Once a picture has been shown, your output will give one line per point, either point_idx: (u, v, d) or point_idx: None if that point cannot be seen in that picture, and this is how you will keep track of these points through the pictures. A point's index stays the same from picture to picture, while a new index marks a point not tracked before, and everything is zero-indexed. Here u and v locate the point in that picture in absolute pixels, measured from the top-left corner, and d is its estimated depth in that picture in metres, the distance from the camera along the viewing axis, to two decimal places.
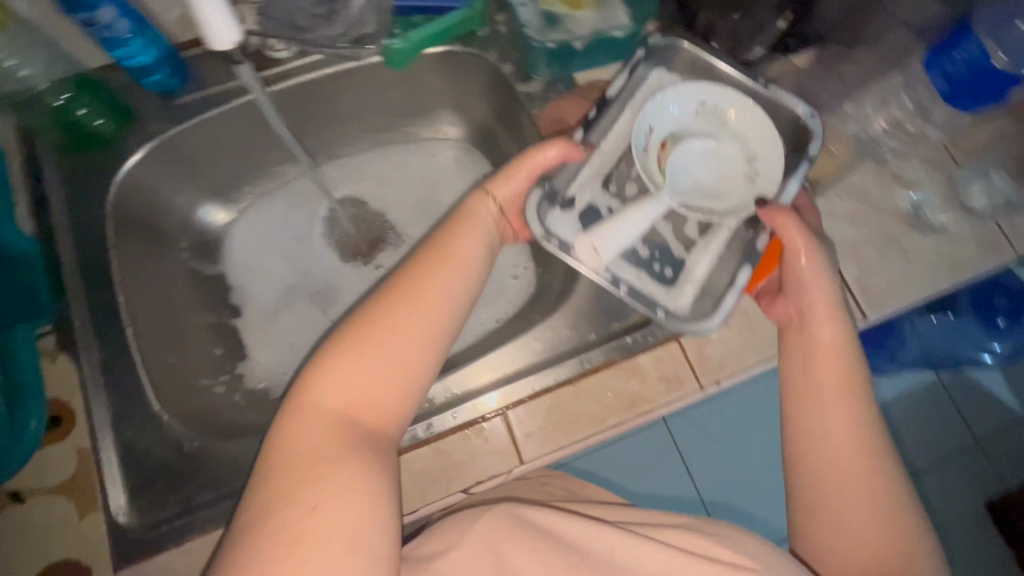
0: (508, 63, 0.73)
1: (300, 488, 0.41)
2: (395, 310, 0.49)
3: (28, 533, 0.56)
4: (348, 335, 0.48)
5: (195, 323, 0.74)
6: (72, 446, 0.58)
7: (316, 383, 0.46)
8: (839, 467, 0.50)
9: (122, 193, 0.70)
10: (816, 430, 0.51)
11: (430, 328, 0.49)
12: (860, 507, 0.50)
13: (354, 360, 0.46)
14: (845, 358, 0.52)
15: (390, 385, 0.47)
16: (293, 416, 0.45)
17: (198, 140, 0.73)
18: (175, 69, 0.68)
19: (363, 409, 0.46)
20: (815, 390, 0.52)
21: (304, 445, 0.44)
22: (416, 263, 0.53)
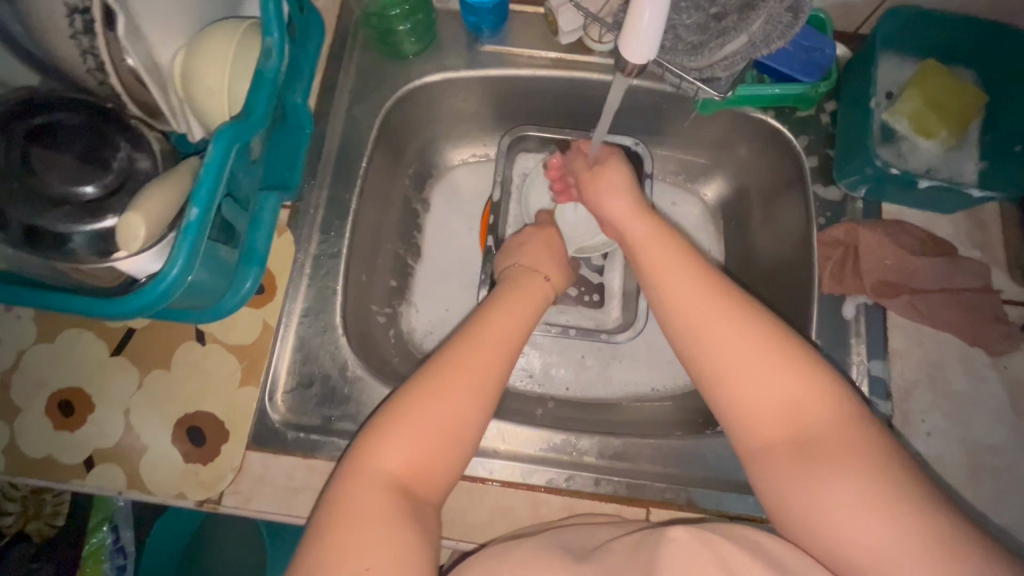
0: (814, 157, 0.66)
1: (351, 546, 0.39)
2: (463, 361, 0.47)
3: (193, 373, 0.59)
4: (419, 385, 0.45)
5: (388, 250, 0.74)
6: (260, 317, 0.61)
7: (374, 442, 0.43)
8: (742, 368, 0.44)
9: (395, 108, 0.71)
10: (696, 326, 0.47)
11: (486, 387, 0.47)
12: (778, 421, 0.43)
13: (412, 429, 0.44)
14: (676, 247, 0.52)
15: (447, 440, 0.44)
16: (346, 479, 0.42)
17: (476, 88, 0.73)
18: (499, 20, 0.68)
19: (415, 475, 0.43)
20: (683, 311, 0.48)
21: (368, 477, 0.42)
22: (471, 321, 0.51)
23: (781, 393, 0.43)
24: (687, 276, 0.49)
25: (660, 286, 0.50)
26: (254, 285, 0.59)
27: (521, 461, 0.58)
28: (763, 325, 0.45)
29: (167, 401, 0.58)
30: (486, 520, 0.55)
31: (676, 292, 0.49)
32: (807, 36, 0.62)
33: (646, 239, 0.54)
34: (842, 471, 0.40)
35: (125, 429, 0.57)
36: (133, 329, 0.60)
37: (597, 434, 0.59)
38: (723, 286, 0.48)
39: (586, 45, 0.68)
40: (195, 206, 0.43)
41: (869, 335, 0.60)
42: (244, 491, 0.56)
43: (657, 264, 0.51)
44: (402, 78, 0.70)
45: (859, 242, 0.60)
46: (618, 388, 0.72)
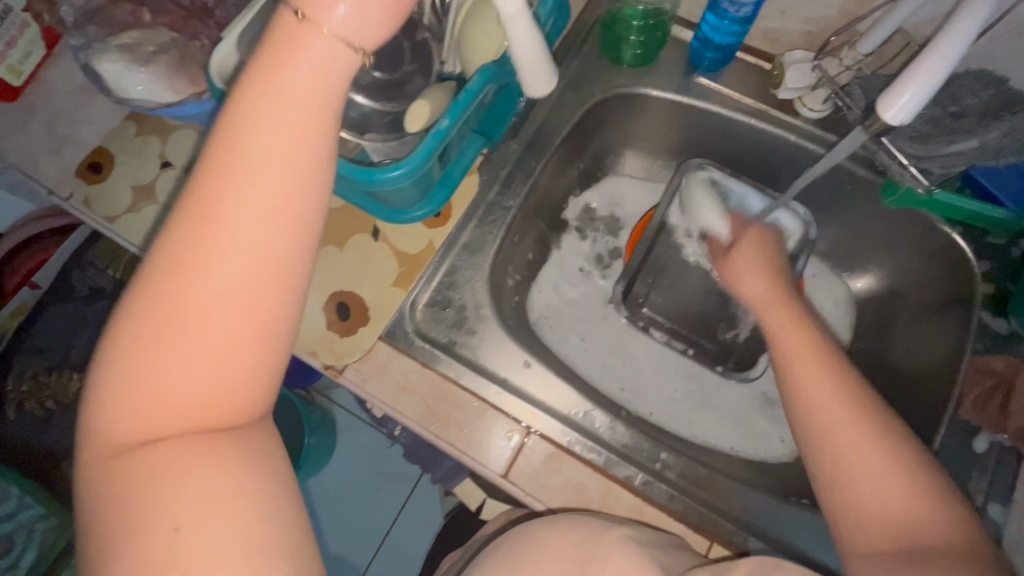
0: (989, 286, 0.65)
1: (140, 504, 0.33)
2: (226, 225, 0.33)
3: (360, 260, 0.66)
4: (158, 296, 0.34)
5: (541, 225, 0.80)
6: (428, 237, 0.67)
7: (100, 417, 0.35)
8: (851, 467, 0.47)
9: (597, 107, 0.77)
10: (825, 413, 0.50)
11: (272, 257, 0.35)
12: (894, 535, 0.44)
13: (170, 349, 0.34)
14: (808, 346, 0.55)
15: (248, 330, 0.34)
16: (94, 469, 0.35)
17: (674, 113, 0.78)
18: (723, 60, 0.73)
19: (174, 391, 0.34)
20: (809, 404, 0.51)
21: (126, 459, 0.34)
22: (201, 185, 0.34)
23: (881, 489, 0.45)
24: (811, 364, 0.53)
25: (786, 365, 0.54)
26: (439, 205, 0.66)
27: (607, 450, 0.60)
28: (889, 442, 0.47)
29: (331, 274, 0.66)
30: (560, 488, 0.58)
31: (803, 386, 0.52)
32: None
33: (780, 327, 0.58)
34: None
35: None
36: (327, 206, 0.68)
37: (681, 455, 0.61)
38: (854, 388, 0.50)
39: (794, 107, 0.71)
40: (448, 117, 0.51)
41: (996, 474, 0.58)
42: (364, 371, 0.62)
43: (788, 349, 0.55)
44: (614, 84, 0.77)
45: (1015, 380, 0.59)
46: (703, 428, 0.75)
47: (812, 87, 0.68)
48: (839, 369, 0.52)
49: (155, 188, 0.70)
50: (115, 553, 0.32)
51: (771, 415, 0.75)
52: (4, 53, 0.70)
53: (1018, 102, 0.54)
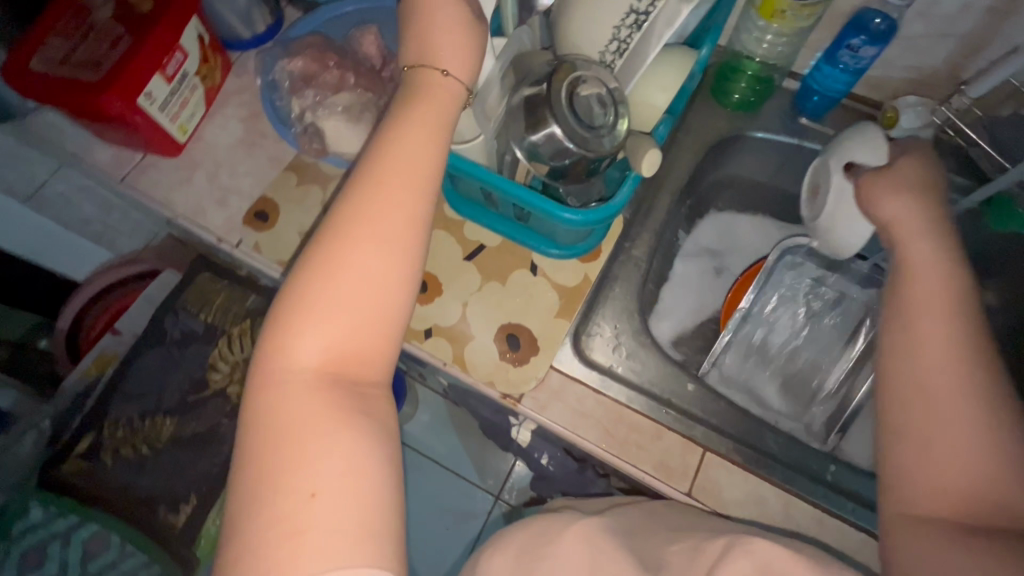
0: None
1: (295, 451, 0.39)
2: (358, 258, 0.43)
3: (524, 295, 0.71)
4: (316, 269, 0.43)
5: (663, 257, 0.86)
6: (583, 270, 0.72)
7: (277, 361, 0.43)
8: (944, 441, 0.51)
9: (712, 149, 0.85)
10: (931, 384, 0.53)
11: (401, 241, 0.45)
12: (953, 506, 0.50)
13: (326, 317, 0.43)
14: (944, 299, 0.56)
15: (373, 306, 0.44)
16: (254, 429, 0.41)
17: (780, 153, 0.86)
18: (830, 106, 0.81)
19: (342, 356, 0.43)
20: (925, 362, 0.54)
21: (279, 422, 0.41)
22: (364, 177, 0.46)
23: (966, 467, 0.50)
24: (945, 363, 0.54)
25: (909, 338, 0.56)
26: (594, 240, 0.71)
27: (781, 466, 0.65)
28: (1001, 439, 0.50)
29: (498, 308, 0.70)
30: (741, 499, 0.62)
31: (924, 372, 0.54)
32: None
33: (926, 296, 0.57)
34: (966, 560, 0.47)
35: (462, 317, 0.70)
36: (486, 245, 0.73)
37: (840, 464, 0.68)
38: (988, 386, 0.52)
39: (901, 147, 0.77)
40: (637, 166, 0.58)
41: None
42: (541, 398, 0.66)
43: (922, 335, 0.55)
44: (728, 128, 0.84)
45: None
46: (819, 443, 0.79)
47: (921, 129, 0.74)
48: (968, 334, 0.54)
49: None
50: (262, 503, 0.38)
51: None
52: (179, 112, 0.76)
53: None
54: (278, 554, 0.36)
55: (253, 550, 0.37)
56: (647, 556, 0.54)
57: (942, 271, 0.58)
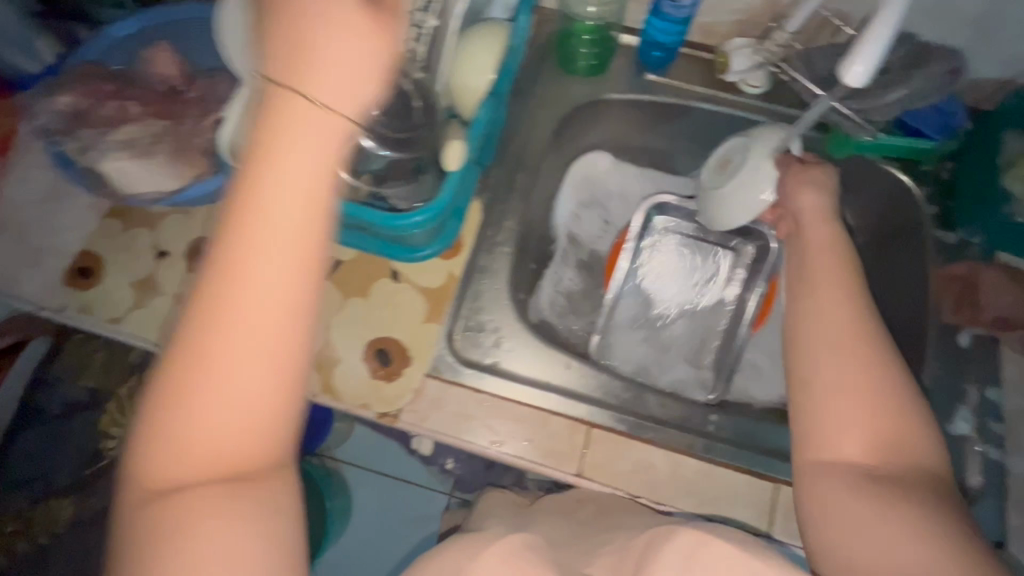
0: (934, 206, 0.75)
1: (166, 554, 0.34)
2: (238, 297, 0.35)
3: (388, 306, 0.68)
4: (190, 335, 0.35)
5: (538, 235, 0.84)
6: (446, 268, 0.69)
7: (147, 450, 0.36)
8: (852, 401, 0.51)
9: (566, 117, 0.83)
10: (830, 340, 0.54)
11: (291, 288, 0.35)
12: (865, 450, 0.49)
13: (196, 376, 0.35)
14: (837, 265, 0.61)
15: (270, 355, 0.36)
16: (133, 504, 0.36)
17: (634, 112, 0.85)
18: (670, 56, 0.80)
19: (227, 436, 0.36)
20: (816, 326, 0.56)
21: (155, 486, 0.36)
22: (220, 248, 0.35)
23: (863, 415, 0.50)
24: (847, 316, 0.56)
25: (799, 303, 0.59)
26: (451, 236, 0.68)
27: (666, 427, 0.66)
28: (903, 396, 0.51)
29: (362, 324, 0.67)
30: (630, 469, 0.62)
31: (820, 320, 0.56)
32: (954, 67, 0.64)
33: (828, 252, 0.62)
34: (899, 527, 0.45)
35: (325, 341, 0.65)
36: (340, 260, 0.69)
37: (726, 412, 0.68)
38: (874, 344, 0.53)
39: (739, 88, 0.80)
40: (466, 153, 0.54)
41: (984, 361, 0.67)
42: (419, 410, 0.63)
43: (816, 290, 0.59)
44: (578, 95, 0.82)
45: (980, 278, 0.68)
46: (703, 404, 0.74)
47: (751, 68, 0.77)
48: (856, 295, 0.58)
49: (158, 279, 0.68)
50: None
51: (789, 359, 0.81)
52: None
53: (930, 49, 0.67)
54: None
55: None
56: (566, 569, 0.50)
57: (835, 251, 0.62)
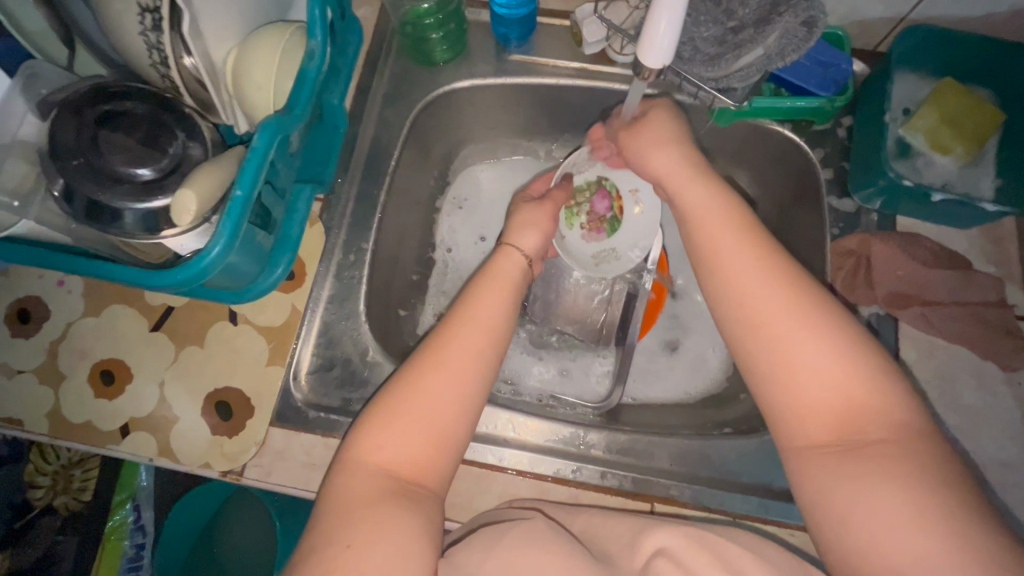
0: (829, 170, 0.67)
1: (345, 525, 0.42)
2: (426, 387, 0.46)
3: (227, 352, 0.62)
4: (397, 391, 0.47)
5: (411, 245, 0.77)
6: (289, 302, 0.64)
7: (346, 468, 0.45)
8: (796, 354, 0.43)
9: (425, 112, 0.74)
10: (753, 291, 0.46)
11: (467, 371, 0.48)
12: (835, 423, 0.42)
13: (394, 418, 0.46)
14: (741, 235, 0.49)
15: (445, 406, 0.46)
16: (338, 479, 0.45)
17: (502, 96, 0.76)
18: (525, 31, 0.71)
19: (406, 461, 0.45)
20: (741, 296, 0.47)
21: (343, 501, 0.43)
22: (414, 362, 0.48)
23: (827, 390, 0.42)
24: (752, 256, 0.47)
25: (716, 276, 0.49)
26: (285, 271, 0.61)
27: (530, 451, 0.59)
28: (843, 331, 0.43)
29: (198, 375, 0.61)
30: (494, 505, 0.57)
31: (735, 284, 0.47)
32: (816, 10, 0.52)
33: (704, 201, 0.52)
34: (880, 489, 0.39)
35: (159, 399, 0.61)
36: (172, 307, 0.63)
37: (604, 429, 0.61)
38: (793, 273, 0.46)
39: (608, 56, 0.71)
40: (240, 188, 0.46)
41: (881, 345, 0.60)
42: (265, 464, 0.59)
43: (714, 236, 0.50)
44: (433, 84, 0.74)
45: (871, 252, 0.61)
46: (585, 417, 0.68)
47: (611, 35, 0.68)
48: (772, 252, 0.48)
49: None
50: None
51: (691, 344, 0.75)
52: None
53: None
54: None
55: None
56: None
57: (732, 210, 0.51)
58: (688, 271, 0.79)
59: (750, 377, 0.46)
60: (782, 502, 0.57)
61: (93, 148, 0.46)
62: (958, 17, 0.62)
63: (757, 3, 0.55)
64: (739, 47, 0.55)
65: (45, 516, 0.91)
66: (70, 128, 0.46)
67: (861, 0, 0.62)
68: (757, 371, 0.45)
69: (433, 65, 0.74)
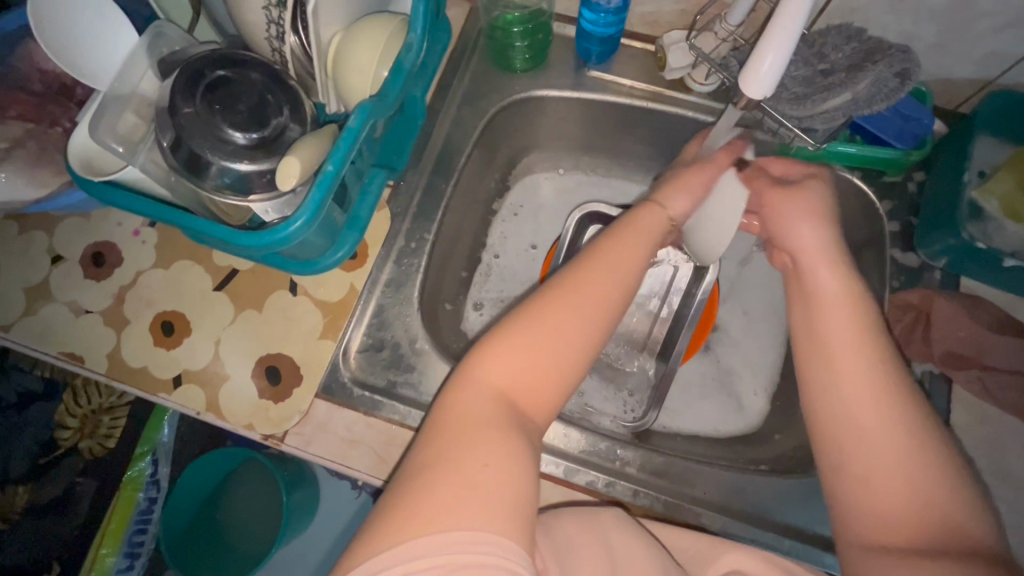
0: (895, 222, 0.67)
1: (462, 451, 0.40)
2: (552, 317, 0.46)
3: (284, 320, 0.64)
4: (520, 318, 0.46)
5: (467, 242, 0.79)
6: (348, 280, 0.66)
7: (467, 390, 0.44)
8: (875, 455, 0.45)
9: (499, 115, 0.76)
10: (853, 381, 0.47)
11: (601, 305, 0.48)
12: (911, 532, 0.42)
13: (520, 338, 0.45)
14: (855, 322, 0.49)
15: (584, 319, 0.47)
16: (455, 404, 0.44)
17: (574, 109, 0.78)
18: (608, 50, 0.73)
19: (528, 384, 0.45)
20: (841, 387, 0.47)
21: (449, 429, 0.42)
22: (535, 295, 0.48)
23: (907, 498, 0.43)
24: (859, 348, 0.48)
25: (817, 322, 0.50)
26: (350, 250, 0.63)
27: (565, 459, 0.59)
28: (932, 444, 0.44)
29: (253, 338, 0.63)
30: None
31: (840, 374, 0.48)
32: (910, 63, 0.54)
33: (828, 288, 0.51)
34: None
35: (214, 356, 0.63)
36: (238, 270, 0.66)
37: (640, 448, 0.61)
38: (896, 376, 0.47)
39: (686, 85, 0.72)
40: (332, 163, 0.47)
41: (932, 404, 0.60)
42: (306, 434, 0.60)
43: (826, 321, 0.50)
44: (510, 89, 0.76)
45: (933, 309, 0.61)
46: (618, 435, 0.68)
47: (697, 62, 0.69)
48: (879, 345, 0.48)
49: (49, 286, 0.65)
50: (404, 506, 0.38)
51: (732, 377, 0.75)
52: None
53: (883, 49, 0.55)
54: (433, 518, 0.37)
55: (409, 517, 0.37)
56: None
57: (847, 299, 0.50)
58: (735, 305, 0.79)
59: (829, 466, 0.47)
60: (813, 546, 0.56)
61: (203, 108, 0.48)
62: None
63: (850, 50, 0.56)
64: (827, 89, 0.56)
65: (68, 457, 0.93)
66: (184, 87, 0.48)
67: (950, 60, 0.62)
68: (834, 453, 0.47)
69: (513, 71, 0.76)
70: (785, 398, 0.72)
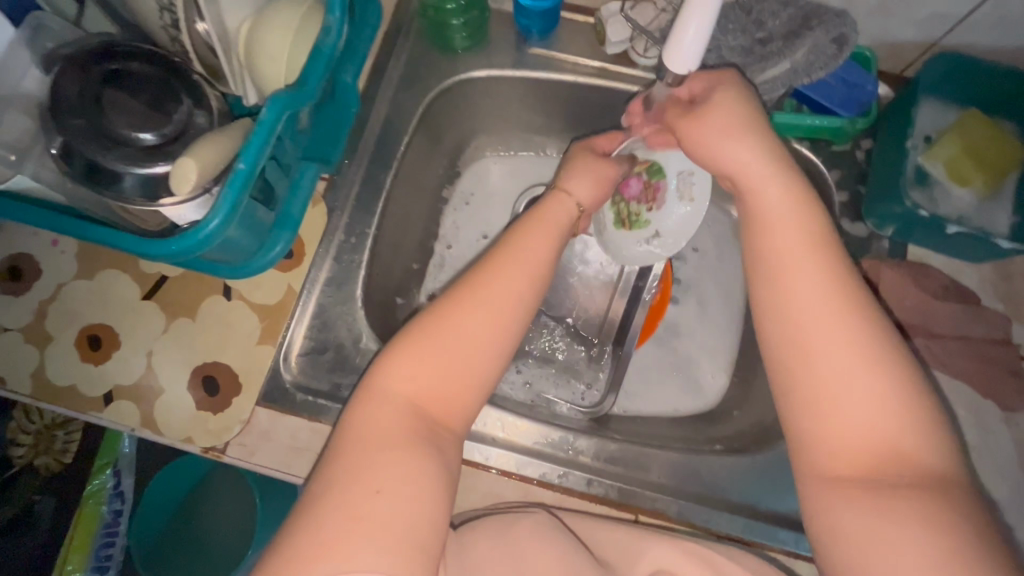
0: (844, 192, 0.66)
1: (365, 465, 0.40)
2: (454, 328, 0.45)
3: (220, 328, 0.61)
4: (424, 330, 0.45)
5: (414, 234, 0.76)
6: (285, 281, 0.63)
7: (373, 400, 0.43)
8: (838, 378, 0.40)
9: (439, 99, 0.73)
10: (813, 297, 0.42)
11: (509, 312, 0.47)
12: (869, 459, 0.39)
13: (421, 348, 0.44)
14: (804, 238, 0.44)
15: (492, 326, 0.46)
16: (362, 414, 0.43)
17: (518, 89, 0.75)
18: (548, 25, 0.70)
19: (433, 397, 0.44)
20: (795, 309, 0.42)
21: (355, 446, 0.41)
22: (444, 301, 0.47)
23: (868, 426, 0.39)
24: (814, 263, 0.43)
25: (775, 278, 0.44)
26: (284, 250, 0.60)
27: (518, 452, 0.58)
28: (895, 360, 0.40)
29: (187, 348, 0.60)
30: (477, 504, 0.56)
31: (792, 290, 0.43)
32: (846, 28, 0.52)
33: (775, 200, 0.46)
34: (899, 530, 0.36)
35: (146, 369, 0.60)
36: (167, 277, 0.62)
37: (594, 436, 0.60)
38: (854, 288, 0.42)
39: (630, 58, 0.70)
40: (243, 161, 0.44)
41: None
42: (248, 444, 0.58)
43: (775, 238, 0.45)
44: (449, 71, 0.72)
45: (880, 279, 0.60)
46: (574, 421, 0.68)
47: (635, 36, 0.66)
48: (837, 259, 0.43)
49: None
50: (308, 523, 0.38)
51: (689, 357, 0.74)
52: None
53: (820, 13, 0.53)
54: (335, 536, 0.37)
55: (312, 535, 0.37)
56: None
57: (795, 214, 0.45)
58: (691, 283, 0.78)
59: (785, 394, 0.43)
60: (768, 524, 0.56)
61: (94, 108, 0.44)
62: (989, 47, 0.61)
63: (788, 16, 0.54)
64: (765, 58, 0.54)
65: (25, 475, 0.88)
66: (72, 86, 0.44)
67: (892, 22, 0.61)
68: (793, 381, 0.42)
69: (450, 52, 0.72)
70: (742, 375, 0.71)
